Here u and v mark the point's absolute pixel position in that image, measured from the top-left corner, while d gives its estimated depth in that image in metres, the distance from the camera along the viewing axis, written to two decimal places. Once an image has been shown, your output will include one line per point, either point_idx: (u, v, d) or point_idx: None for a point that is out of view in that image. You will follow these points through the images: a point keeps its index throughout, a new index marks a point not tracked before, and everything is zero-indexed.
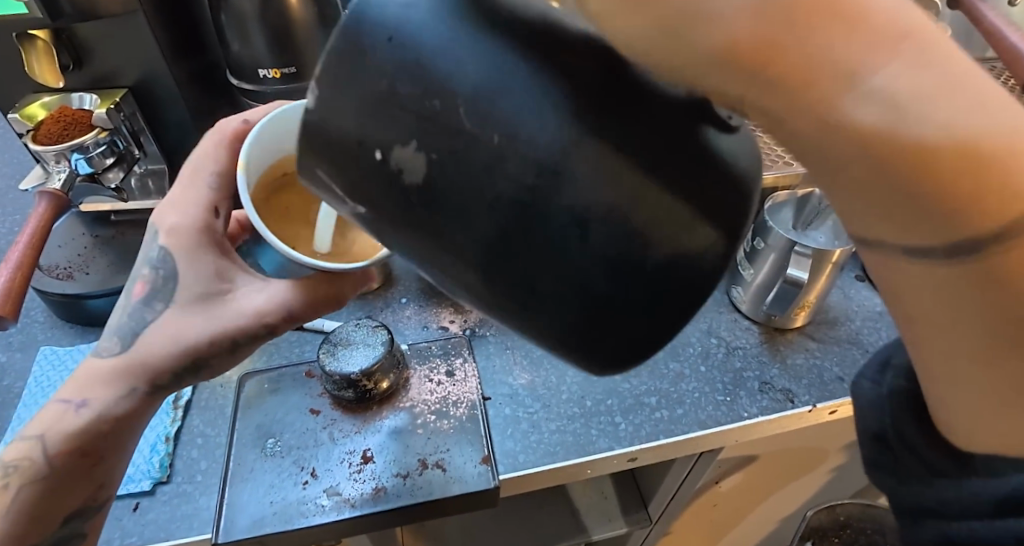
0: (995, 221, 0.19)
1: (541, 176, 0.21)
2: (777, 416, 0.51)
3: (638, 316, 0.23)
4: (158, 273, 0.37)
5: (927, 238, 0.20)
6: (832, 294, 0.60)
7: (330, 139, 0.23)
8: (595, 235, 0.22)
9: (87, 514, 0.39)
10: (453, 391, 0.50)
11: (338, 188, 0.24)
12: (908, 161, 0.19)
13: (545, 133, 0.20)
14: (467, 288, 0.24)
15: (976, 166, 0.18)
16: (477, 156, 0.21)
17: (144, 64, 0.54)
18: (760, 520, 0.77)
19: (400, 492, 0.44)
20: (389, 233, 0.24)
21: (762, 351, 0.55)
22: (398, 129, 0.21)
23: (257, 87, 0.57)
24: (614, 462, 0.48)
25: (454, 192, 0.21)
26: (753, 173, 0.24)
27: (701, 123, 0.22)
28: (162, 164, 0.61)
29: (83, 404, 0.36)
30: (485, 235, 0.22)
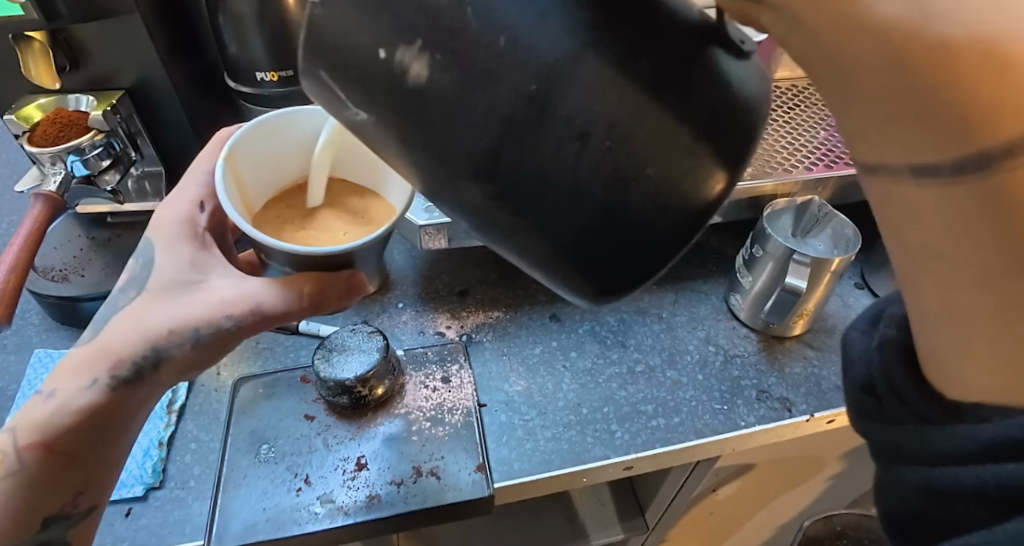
0: (1005, 134, 0.19)
1: (544, 82, 0.21)
2: (774, 426, 0.50)
3: (622, 252, 0.25)
4: (140, 264, 0.39)
5: (941, 149, 0.20)
6: (831, 302, 0.60)
7: (330, 50, 0.22)
8: (597, 147, 0.22)
9: (69, 519, 0.37)
10: (449, 398, 0.50)
11: (342, 92, 0.23)
12: (922, 61, 0.19)
13: (555, 45, 0.21)
14: (469, 205, 0.24)
15: (1001, 62, 0.18)
16: (479, 59, 0.21)
17: (141, 65, 0.54)
18: (757, 528, 0.77)
19: (393, 499, 0.44)
20: (387, 138, 0.24)
21: (759, 360, 0.55)
22: (404, 29, 0.21)
23: (254, 90, 0.57)
24: (610, 471, 0.48)
25: (458, 93, 0.21)
26: (758, 97, 0.25)
27: (711, 43, 0.24)
28: (159, 167, 0.61)
29: (53, 393, 0.36)
30: (486, 147, 0.22)
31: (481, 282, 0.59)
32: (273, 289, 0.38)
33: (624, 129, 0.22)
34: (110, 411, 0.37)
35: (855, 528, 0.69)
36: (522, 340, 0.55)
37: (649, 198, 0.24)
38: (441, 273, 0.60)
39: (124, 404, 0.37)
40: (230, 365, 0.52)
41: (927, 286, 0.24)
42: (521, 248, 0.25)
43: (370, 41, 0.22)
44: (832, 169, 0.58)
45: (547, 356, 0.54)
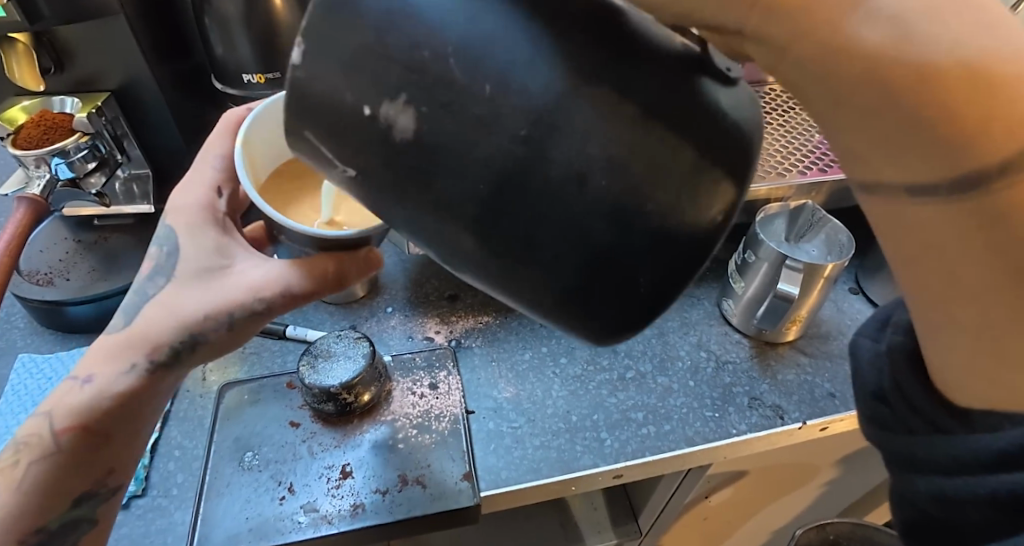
0: (1003, 153, 0.21)
1: (534, 126, 0.21)
2: (766, 434, 0.50)
3: (626, 288, 0.24)
4: (163, 251, 0.37)
5: (933, 172, 0.22)
6: (825, 307, 0.59)
7: (319, 105, 0.23)
8: (593, 186, 0.22)
9: (99, 498, 0.37)
10: (436, 404, 0.49)
11: (328, 149, 0.24)
12: (917, 83, 0.21)
13: (536, 83, 0.21)
14: (469, 261, 0.24)
15: (987, 82, 0.20)
16: (470, 108, 0.21)
17: (126, 67, 0.53)
18: (752, 533, 0.76)
19: (379, 509, 0.43)
20: (382, 194, 0.24)
21: (751, 366, 0.54)
22: (385, 85, 0.22)
23: (241, 92, 0.56)
24: (599, 479, 0.47)
25: (444, 145, 0.21)
26: (752, 128, 0.25)
27: (699, 74, 0.23)
28: (146, 169, 0.60)
29: (91, 378, 0.36)
30: (480, 198, 0.22)
31: (470, 286, 0.59)
32: (297, 271, 0.36)
33: (622, 163, 0.22)
34: (143, 395, 0.36)
35: (847, 537, 0.67)
36: (512, 345, 0.54)
37: (649, 236, 0.23)
38: (430, 277, 0.60)
39: (160, 387, 0.37)
40: (216, 370, 0.51)
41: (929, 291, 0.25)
42: (520, 291, 0.25)
43: (353, 97, 0.22)
44: (825, 172, 0.58)
45: (537, 362, 0.54)
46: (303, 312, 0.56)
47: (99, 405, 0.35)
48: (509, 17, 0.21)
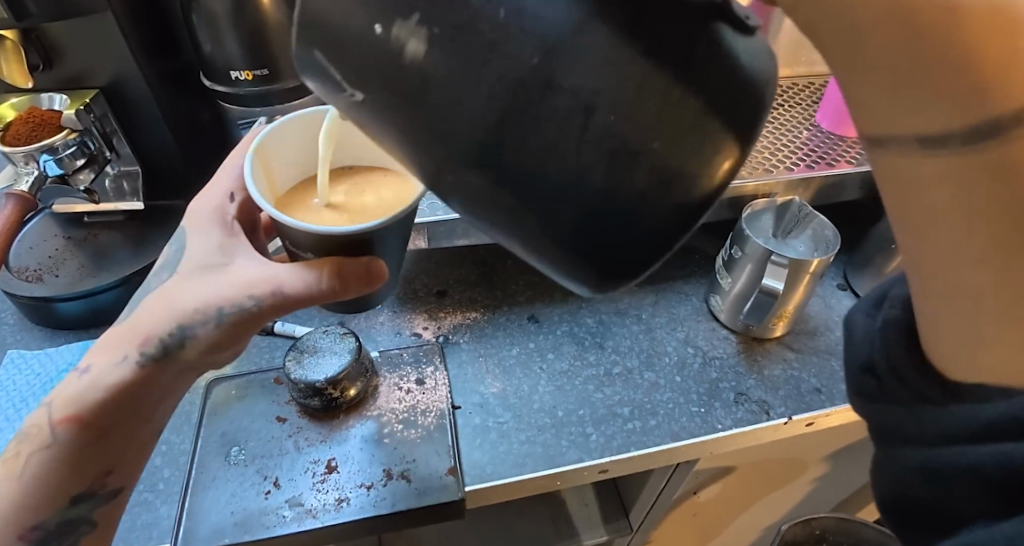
0: (1011, 104, 0.20)
1: (546, 54, 0.19)
2: (751, 429, 0.50)
3: (619, 243, 0.23)
4: (172, 249, 0.39)
5: (950, 121, 0.21)
6: (813, 303, 0.60)
7: (324, 24, 0.20)
8: (601, 121, 0.20)
9: (95, 499, 0.37)
10: (423, 400, 0.50)
11: (335, 70, 0.21)
12: (942, 25, 0.19)
13: (555, 9, 0.19)
14: (453, 186, 0.22)
15: (1009, 23, 0.19)
16: (483, 29, 0.19)
17: (114, 64, 0.54)
18: (743, 529, 0.76)
19: (362, 503, 0.43)
20: (386, 127, 0.22)
21: (739, 362, 0.54)
22: (394, 6, 0.19)
23: (231, 89, 0.56)
24: (585, 474, 0.48)
25: (450, 78, 0.19)
26: (764, 80, 0.23)
27: (717, 19, 0.21)
28: (136, 166, 0.60)
29: (89, 369, 0.36)
30: (486, 129, 0.20)
31: (459, 283, 0.59)
32: (295, 271, 0.35)
33: (632, 96, 0.20)
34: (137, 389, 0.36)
35: (834, 532, 0.68)
36: (499, 341, 0.55)
37: (654, 178, 0.21)
38: (420, 273, 0.60)
39: (154, 382, 0.37)
40: None
41: (951, 259, 0.23)
42: (516, 238, 0.23)
43: (360, 12, 0.20)
44: (813, 168, 0.58)
45: (524, 358, 0.54)
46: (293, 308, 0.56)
47: (95, 398, 0.35)
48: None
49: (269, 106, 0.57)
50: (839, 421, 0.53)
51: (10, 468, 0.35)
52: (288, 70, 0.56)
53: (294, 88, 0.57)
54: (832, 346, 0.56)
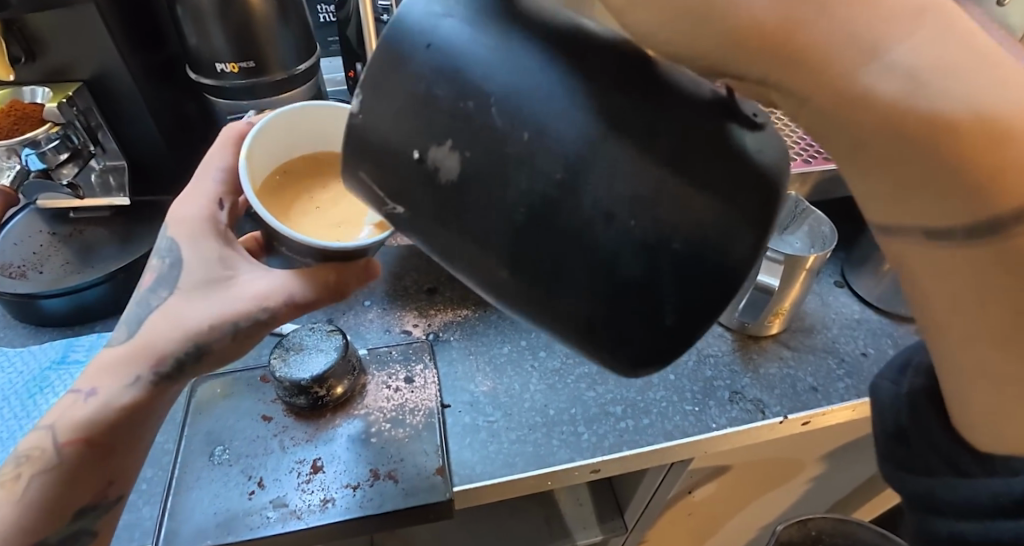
0: (1011, 206, 0.21)
1: (569, 171, 0.22)
2: (746, 428, 0.49)
3: (645, 325, 0.25)
4: (165, 262, 0.37)
5: (954, 219, 0.22)
6: (810, 301, 0.59)
7: (371, 143, 0.24)
8: (621, 225, 0.23)
9: (97, 513, 0.36)
10: (411, 398, 0.49)
11: (378, 187, 0.25)
12: (937, 135, 0.21)
13: (572, 131, 0.22)
14: (490, 281, 0.26)
15: (1000, 134, 0.20)
16: (511, 150, 0.22)
17: (99, 57, 0.53)
18: (738, 529, 0.75)
19: (349, 504, 0.43)
20: (425, 236, 0.26)
21: (734, 360, 0.53)
22: (433, 131, 0.23)
23: (217, 82, 0.55)
24: (576, 474, 0.47)
25: (478, 187, 0.23)
26: (781, 168, 0.25)
27: (728, 119, 0.23)
28: (122, 160, 0.59)
29: (93, 391, 0.34)
30: (515, 230, 0.23)
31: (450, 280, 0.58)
32: (300, 282, 0.35)
33: (653, 200, 0.22)
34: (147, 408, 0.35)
35: (830, 534, 0.67)
36: (490, 339, 0.54)
37: (676, 272, 0.23)
38: (410, 270, 0.59)
39: (164, 399, 0.36)
40: None
41: (951, 338, 0.26)
42: (548, 322, 0.26)
43: (405, 137, 0.23)
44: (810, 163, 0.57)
45: (515, 356, 0.53)
46: None
47: (102, 420, 0.34)
48: (544, 67, 0.22)
49: (256, 99, 0.56)
50: (835, 420, 0.52)
51: (10, 493, 0.33)
52: (276, 63, 0.55)
53: (282, 81, 0.56)
54: (829, 343, 0.55)
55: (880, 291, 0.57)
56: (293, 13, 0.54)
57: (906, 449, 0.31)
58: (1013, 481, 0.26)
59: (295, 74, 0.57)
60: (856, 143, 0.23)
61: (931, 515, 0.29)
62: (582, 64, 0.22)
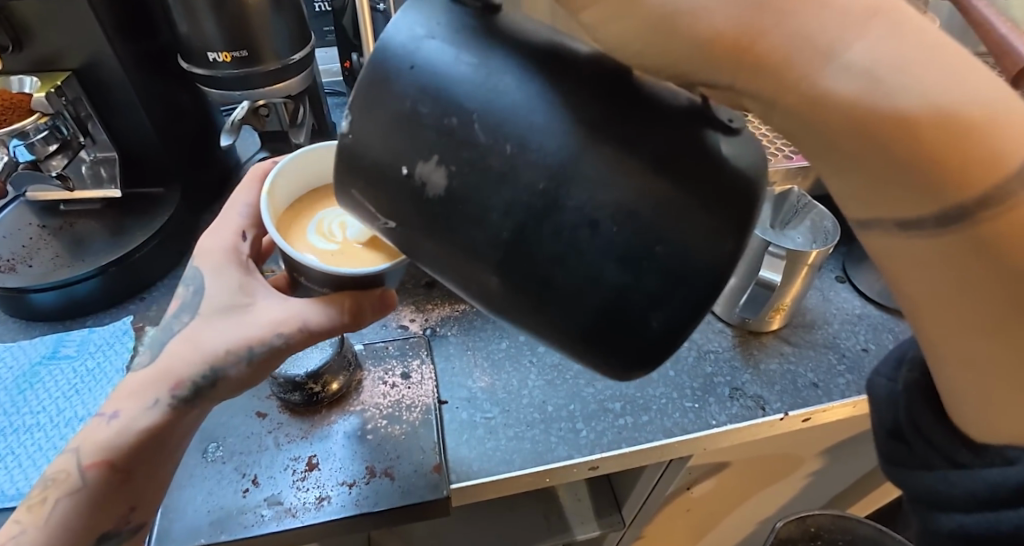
0: (978, 190, 0.20)
1: (552, 180, 0.22)
2: (746, 425, 0.48)
3: (639, 330, 0.24)
4: (189, 290, 0.37)
5: (923, 208, 0.22)
6: (811, 296, 0.58)
7: (362, 160, 0.24)
8: (606, 232, 0.22)
9: (121, 537, 0.36)
10: (407, 394, 0.48)
11: (372, 205, 0.25)
12: (896, 132, 0.20)
13: (556, 140, 0.22)
14: (481, 290, 0.25)
15: (957, 127, 0.20)
16: (492, 163, 0.22)
17: (89, 47, 0.51)
18: (736, 524, 0.75)
19: (344, 502, 0.42)
20: (418, 247, 0.26)
21: (734, 356, 0.53)
22: (417, 150, 0.23)
23: (209, 72, 0.54)
24: (574, 471, 0.46)
25: (466, 202, 0.23)
26: (762, 176, 0.24)
27: (705, 127, 0.23)
28: (113, 152, 0.57)
29: (115, 414, 0.34)
30: (501, 243, 0.23)
31: None
32: (318, 307, 0.34)
33: (637, 207, 0.22)
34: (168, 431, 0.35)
35: (829, 530, 0.66)
36: (487, 335, 0.53)
37: (663, 276, 0.23)
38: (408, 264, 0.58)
39: (184, 423, 0.35)
40: None
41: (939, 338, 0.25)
42: (540, 327, 0.25)
43: (394, 154, 0.23)
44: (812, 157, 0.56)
45: (512, 352, 0.52)
46: None
47: (125, 442, 0.33)
48: (523, 81, 0.22)
49: (249, 88, 0.55)
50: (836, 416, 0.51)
51: (36, 517, 0.33)
52: (269, 53, 0.54)
53: (276, 71, 0.55)
54: (830, 339, 0.55)
55: (882, 286, 0.57)
56: (287, 3, 0.53)
57: (905, 443, 0.30)
58: (1010, 469, 0.25)
59: (289, 64, 0.56)
60: (825, 142, 0.22)
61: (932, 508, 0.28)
62: (559, 77, 0.22)
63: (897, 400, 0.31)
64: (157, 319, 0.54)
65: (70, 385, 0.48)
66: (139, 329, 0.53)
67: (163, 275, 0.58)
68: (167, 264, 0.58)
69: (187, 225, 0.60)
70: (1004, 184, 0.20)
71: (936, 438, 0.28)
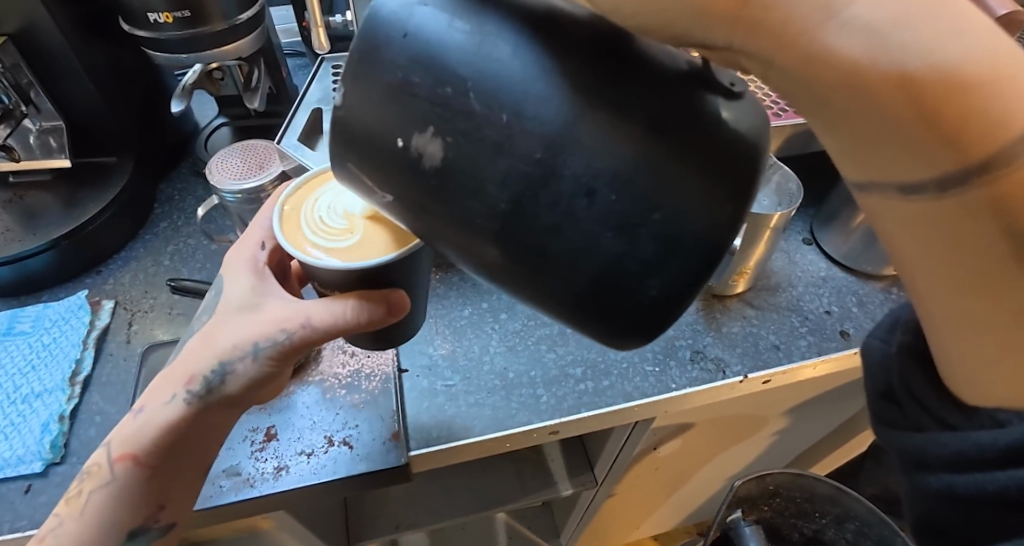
0: (980, 151, 0.19)
1: (548, 149, 0.21)
2: (706, 388, 0.49)
3: (639, 299, 0.23)
4: (212, 296, 0.39)
5: (924, 171, 0.20)
6: (776, 259, 0.58)
7: (356, 135, 0.23)
8: (603, 200, 0.21)
9: (150, 534, 0.37)
10: (367, 363, 0.48)
11: (369, 178, 0.25)
12: (896, 94, 0.19)
13: (550, 107, 0.21)
14: (482, 263, 0.24)
15: (962, 86, 0.18)
16: (487, 133, 0.21)
17: (22, 10, 0.48)
18: (705, 480, 0.77)
19: (303, 471, 0.42)
20: (415, 219, 0.25)
21: (696, 319, 0.53)
22: (410, 121, 0.22)
23: (153, 35, 0.52)
24: (535, 436, 0.47)
25: (464, 173, 0.22)
26: (763, 144, 0.24)
27: (706, 94, 0.22)
28: (60, 121, 0.55)
29: (140, 409, 0.36)
30: (498, 215, 0.22)
31: None
32: (323, 303, 0.34)
33: (633, 174, 0.21)
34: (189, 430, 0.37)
35: (788, 487, 0.68)
36: (450, 302, 0.53)
37: (662, 243, 0.22)
38: None
39: (201, 422, 0.36)
40: (143, 331, 0.50)
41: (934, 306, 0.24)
42: (535, 298, 0.25)
43: (387, 127, 0.22)
44: (780, 118, 0.55)
45: (476, 318, 0.52)
46: None
47: (151, 439, 0.35)
48: (520, 46, 0.21)
49: (196, 52, 0.53)
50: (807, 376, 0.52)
51: (72, 509, 0.36)
52: (216, 13, 0.51)
53: (225, 32, 0.53)
54: (794, 302, 0.55)
55: (847, 248, 0.56)
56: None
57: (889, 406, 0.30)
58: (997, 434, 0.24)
59: (238, 24, 0.53)
60: (821, 100, 0.21)
61: (915, 478, 0.28)
62: (553, 40, 0.21)
63: (891, 361, 0.30)
64: (114, 293, 0.53)
65: (25, 361, 0.47)
66: (95, 303, 0.52)
67: (120, 246, 0.57)
68: (124, 236, 0.57)
69: (142, 196, 0.59)
70: (1005, 147, 0.19)
71: (916, 400, 0.28)
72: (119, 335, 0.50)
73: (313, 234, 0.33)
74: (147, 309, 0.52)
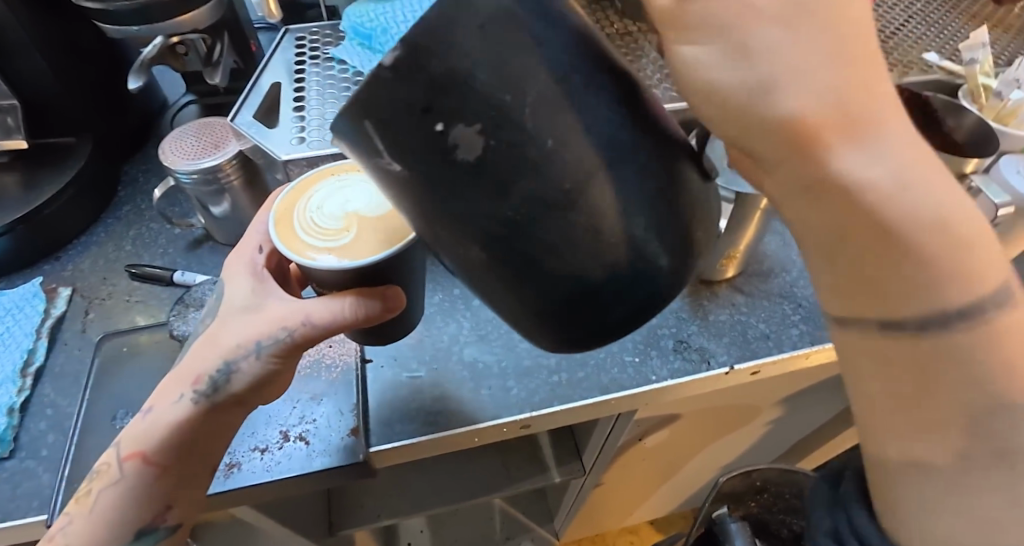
0: (861, 238, 0.20)
1: (566, 193, 0.20)
2: (688, 380, 0.46)
3: (582, 322, 0.24)
4: (214, 299, 0.38)
5: (815, 233, 0.22)
6: (770, 241, 0.54)
7: (386, 108, 0.19)
8: (593, 238, 0.22)
9: (158, 534, 0.36)
10: (328, 354, 0.46)
11: (378, 142, 0.20)
12: (825, 176, 0.20)
13: (576, 147, 0.20)
14: (464, 258, 0.23)
15: (857, 187, 0.19)
16: (529, 152, 0.19)
17: None
18: (698, 469, 0.75)
19: (256, 468, 0.40)
20: (414, 209, 0.22)
21: (682, 307, 0.50)
22: (461, 114, 0.19)
23: (102, 6, 0.48)
24: (505, 430, 0.44)
25: (489, 183, 0.20)
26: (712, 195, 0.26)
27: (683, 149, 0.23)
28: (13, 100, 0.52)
29: (150, 410, 0.36)
30: (501, 229, 0.21)
31: None
32: (322, 301, 0.33)
33: (615, 221, 0.22)
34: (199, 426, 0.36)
35: (774, 483, 0.66)
36: None
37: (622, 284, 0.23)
38: None
39: (210, 423, 0.36)
40: (100, 319, 0.48)
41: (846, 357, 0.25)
42: (495, 305, 0.25)
43: (428, 106, 0.19)
44: None
45: (447, 306, 0.50)
46: (197, 256, 0.52)
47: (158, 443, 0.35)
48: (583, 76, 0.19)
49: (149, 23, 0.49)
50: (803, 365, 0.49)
51: (83, 507, 0.35)
52: None
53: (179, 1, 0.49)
54: (788, 287, 0.51)
55: None
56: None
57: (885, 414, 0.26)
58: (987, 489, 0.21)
59: None
60: (763, 166, 0.21)
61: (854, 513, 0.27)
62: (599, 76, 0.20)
63: None
64: (72, 280, 0.51)
65: None
66: (51, 290, 0.50)
67: (81, 231, 0.55)
68: (85, 219, 0.54)
69: (104, 177, 0.56)
70: (890, 242, 0.20)
71: None
72: (75, 324, 0.48)
73: (308, 230, 0.30)
74: (105, 296, 0.50)
